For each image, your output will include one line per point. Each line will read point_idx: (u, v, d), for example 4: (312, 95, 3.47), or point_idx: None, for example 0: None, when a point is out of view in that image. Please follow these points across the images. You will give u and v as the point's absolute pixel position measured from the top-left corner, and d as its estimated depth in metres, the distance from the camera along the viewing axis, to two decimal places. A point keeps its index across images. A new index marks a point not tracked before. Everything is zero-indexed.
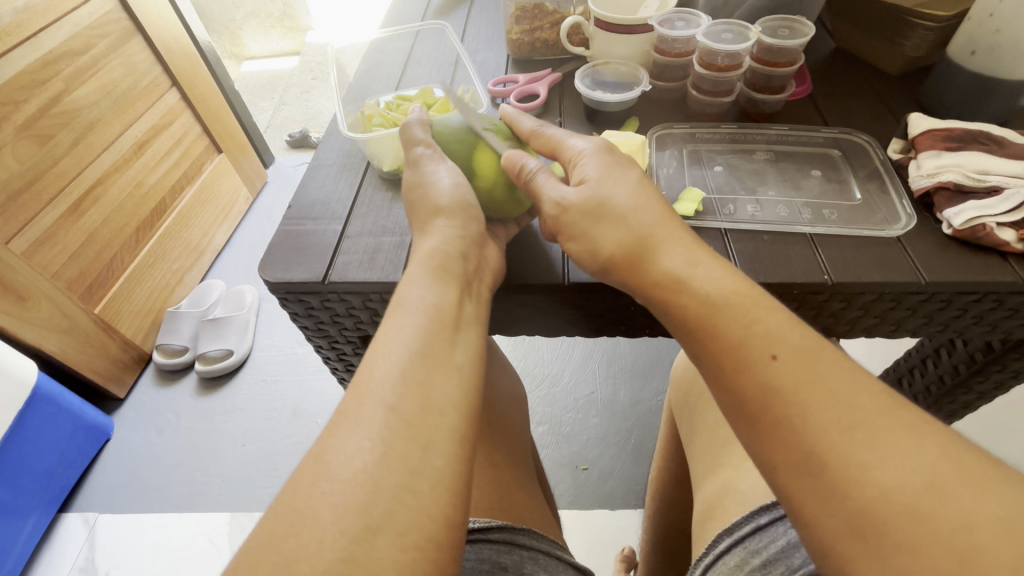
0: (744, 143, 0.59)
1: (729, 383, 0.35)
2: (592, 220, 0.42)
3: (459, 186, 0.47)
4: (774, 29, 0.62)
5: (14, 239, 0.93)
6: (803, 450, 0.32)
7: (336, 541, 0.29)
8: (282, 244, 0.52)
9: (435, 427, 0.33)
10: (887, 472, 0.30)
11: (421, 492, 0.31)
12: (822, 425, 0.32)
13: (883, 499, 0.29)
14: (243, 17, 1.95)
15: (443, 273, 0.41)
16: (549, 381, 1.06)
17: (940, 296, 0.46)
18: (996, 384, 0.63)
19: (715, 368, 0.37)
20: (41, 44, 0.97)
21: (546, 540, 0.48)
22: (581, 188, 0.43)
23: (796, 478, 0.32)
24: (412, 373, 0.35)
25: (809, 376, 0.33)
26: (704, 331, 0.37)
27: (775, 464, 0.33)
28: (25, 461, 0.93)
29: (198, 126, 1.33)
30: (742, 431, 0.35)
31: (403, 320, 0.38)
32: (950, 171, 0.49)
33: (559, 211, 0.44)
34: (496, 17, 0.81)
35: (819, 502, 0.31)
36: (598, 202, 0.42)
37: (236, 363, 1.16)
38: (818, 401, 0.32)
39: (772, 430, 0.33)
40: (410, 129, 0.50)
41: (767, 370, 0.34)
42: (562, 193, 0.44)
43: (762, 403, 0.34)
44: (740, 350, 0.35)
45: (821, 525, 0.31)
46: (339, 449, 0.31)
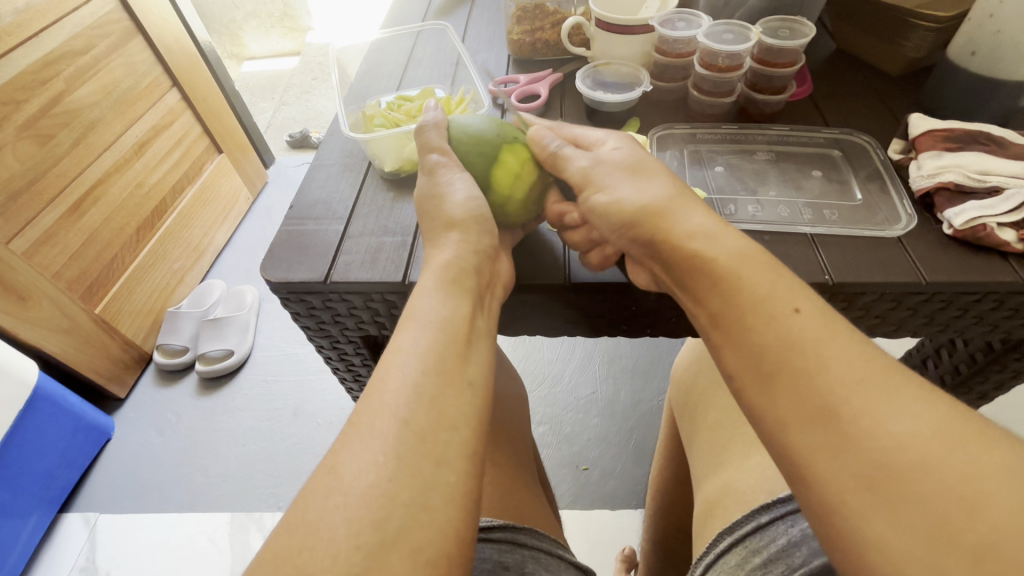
0: (744, 143, 0.59)
1: (747, 340, 0.36)
2: (627, 177, 0.44)
3: (473, 198, 0.46)
4: (774, 30, 0.62)
5: (15, 239, 0.93)
6: (817, 401, 0.32)
7: (350, 555, 0.29)
8: (283, 244, 0.52)
9: (448, 444, 0.33)
10: (899, 423, 0.30)
11: (434, 508, 0.31)
12: (839, 376, 0.32)
13: (895, 449, 0.29)
14: (243, 17, 1.95)
15: (457, 287, 0.41)
16: (550, 381, 1.06)
17: (940, 296, 0.47)
18: (996, 385, 0.63)
19: (733, 327, 0.37)
20: (42, 44, 0.97)
21: (548, 539, 0.49)
22: (616, 150, 0.46)
23: (807, 429, 0.32)
24: (426, 388, 0.35)
25: (828, 334, 0.34)
26: (726, 293, 0.38)
27: (788, 415, 0.33)
28: (26, 461, 0.93)
29: (198, 126, 1.33)
30: (754, 387, 0.35)
31: (416, 332, 0.38)
32: (950, 171, 0.49)
33: (594, 167, 0.45)
34: (496, 17, 0.81)
35: (828, 453, 0.30)
36: (632, 164, 0.45)
37: (237, 363, 1.16)
38: (834, 355, 0.33)
39: (786, 383, 0.33)
40: (425, 135, 0.49)
41: (790, 323, 0.34)
42: (595, 155, 0.46)
43: (779, 356, 0.34)
44: (763, 306, 0.36)
45: (828, 475, 0.30)
46: (352, 463, 0.32)
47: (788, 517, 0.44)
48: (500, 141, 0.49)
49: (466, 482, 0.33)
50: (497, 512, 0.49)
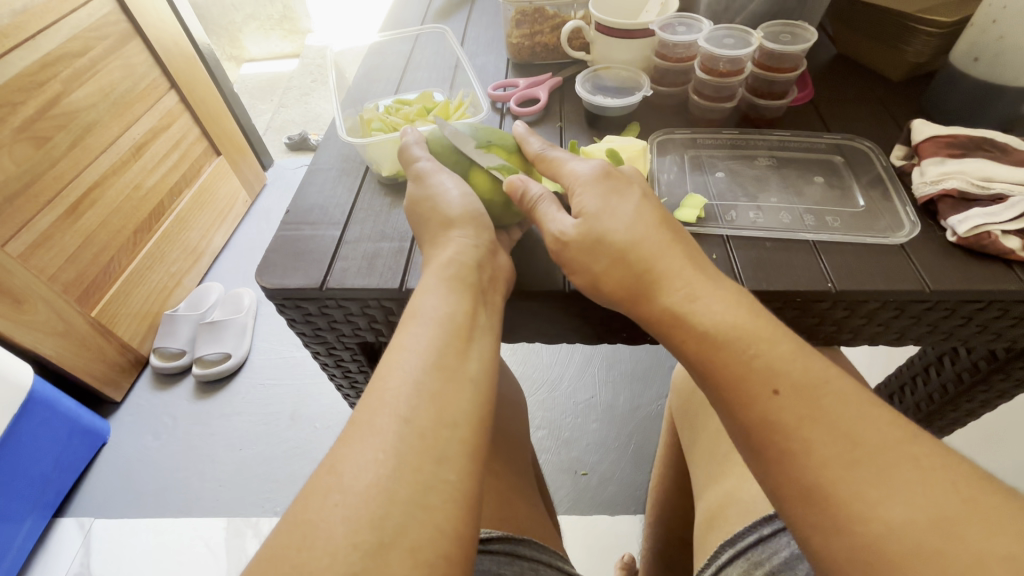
0: (745, 149, 0.59)
1: (732, 414, 0.35)
2: (592, 256, 0.42)
3: (466, 197, 0.46)
4: (775, 34, 0.62)
5: (11, 242, 0.92)
6: (806, 484, 0.31)
7: (348, 554, 0.28)
8: (279, 249, 0.52)
9: (448, 441, 0.33)
10: (891, 509, 0.29)
11: (433, 506, 0.30)
12: (824, 459, 0.31)
13: (888, 536, 0.29)
14: (242, 19, 1.95)
15: (458, 283, 0.41)
16: (548, 385, 1.06)
17: (943, 304, 0.46)
18: (999, 393, 0.62)
19: (717, 398, 0.36)
20: (39, 46, 0.96)
21: (548, 552, 0.48)
22: (580, 221, 0.43)
23: (802, 510, 0.32)
24: (427, 385, 0.34)
25: (810, 413, 0.33)
26: (705, 363, 0.37)
27: (783, 495, 0.33)
28: (21, 465, 0.92)
29: (196, 128, 1.32)
30: (750, 461, 0.35)
31: (417, 330, 0.38)
32: (953, 178, 0.49)
33: (559, 245, 0.44)
34: (496, 20, 0.81)
35: (823, 535, 0.31)
36: (597, 237, 0.42)
37: (234, 366, 1.15)
38: (823, 433, 0.32)
39: (775, 462, 0.33)
40: (408, 150, 0.50)
41: (768, 405, 0.34)
42: (561, 224, 0.43)
43: (765, 437, 0.33)
44: (741, 385, 0.35)
45: (826, 558, 0.31)
46: (351, 461, 0.31)
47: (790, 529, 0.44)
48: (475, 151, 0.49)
49: (466, 483, 0.32)
50: (495, 521, 0.48)
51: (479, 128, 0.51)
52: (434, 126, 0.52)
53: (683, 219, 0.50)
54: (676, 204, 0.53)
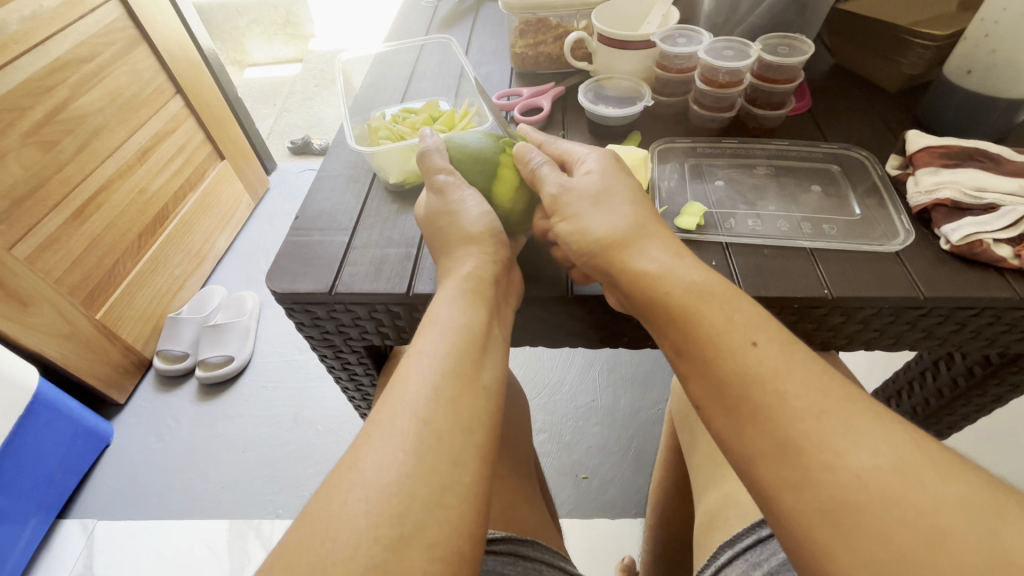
0: (745, 157, 0.60)
1: (709, 374, 0.37)
2: (592, 204, 0.44)
3: (485, 214, 0.47)
4: (773, 46, 0.63)
5: (18, 245, 0.94)
6: (779, 437, 0.33)
7: (371, 547, 0.29)
8: (288, 254, 0.53)
9: (464, 445, 0.34)
10: (858, 458, 0.30)
11: (448, 505, 0.31)
12: (796, 411, 0.33)
13: (853, 485, 0.30)
14: (246, 24, 1.96)
15: (475, 297, 0.42)
16: (550, 389, 1.07)
17: (938, 311, 0.47)
18: (993, 398, 0.63)
19: (694, 361, 0.38)
20: (47, 52, 0.98)
21: (550, 552, 0.49)
22: (586, 177, 0.46)
23: (774, 465, 0.32)
24: (444, 390, 0.35)
25: (785, 367, 0.34)
26: (685, 323, 0.38)
27: (754, 454, 0.33)
28: (26, 466, 0.93)
29: (201, 133, 1.33)
30: (718, 422, 0.36)
31: (436, 337, 0.39)
32: (946, 188, 0.50)
33: (560, 192, 0.46)
34: (499, 30, 0.83)
35: (793, 489, 0.31)
36: (600, 190, 0.45)
37: (237, 369, 1.16)
38: (795, 388, 0.34)
39: (749, 417, 0.34)
40: (430, 158, 0.49)
41: (747, 357, 0.35)
42: (565, 179, 0.46)
43: (741, 392, 0.35)
44: (721, 340, 0.36)
45: (793, 513, 0.31)
46: (373, 458, 0.32)
47: None
48: (496, 159, 0.50)
49: (479, 483, 0.33)
50: (498, 521, 0.50)
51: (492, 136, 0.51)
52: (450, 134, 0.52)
53: (683, 226, 0.52)
54: (677, 211, 0.54)
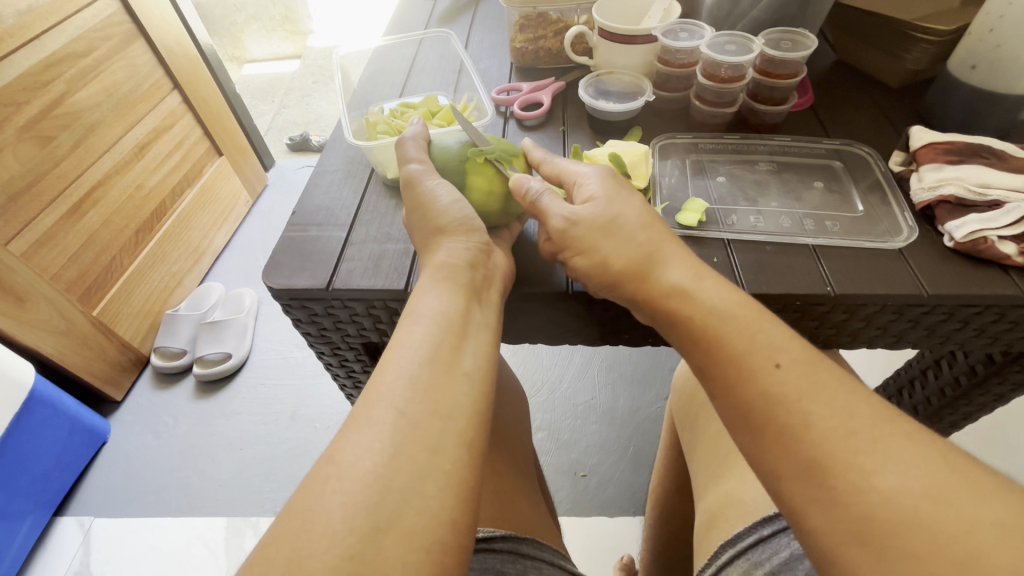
0: (746, 154, 0.60)
1: (732, 392, 0.36)
2: (602, 236, 0.42)
3: (457, 202, 0.47)
4: (776, 41, 0.63)
5: (14, 240, 0.93)
6: (805, 457, 0.32)
7: (346, 537, 0.29)
8: (285, 250, 0.52)
9: (443, 433, 0.33)
10: (886, 479, 0.30)
11: (427, 494, 0.31)
12: (822, 432, 0.32)
13: (882, 506, 0.29)
14: (244, 20, 1.95)
15: (451, 282, 0.42)
16: (549, 387, 1.06)
17: (941, 308, 0.47)
18: (996, 397, 0.63)
19: (718, 379, 0.37)
20: (44, 46, 0.97)
21: (549, 551, 0.48)
22: (591, 205, 0.44)
23: (799, 485, 0.32)
24: (422, 379, 0.35)
25: (810, 387, 0.34)
26: (709, 343, 0.38)
27: (780, 473, 0.33)
28: (22, 463, 0.92)
29: (199, 129, 1.33)
30: (744, 440, 0.36)
31: (414, 328, 0.38)
32: (951, 184, 0.49)
33: (567, 225, 0.43)
34: (499, 25, 0.82)
35: (821, 510, 0.31)
36: (609, 219, 0.43)
37: (235, 366, 1.15)
38: (819, 408, 0.33)
39: (775, 437, 0.33)
40: (403, 147, 0.51)
41: (770, 378, 0.35)
42: (570, 209, 0.44)
43: (766, 412, 0.34)
44: (744, 360, 0.36)
45: (823, 533, 0.31)
46: (349, 449, 0.32)
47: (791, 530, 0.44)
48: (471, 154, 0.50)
49: (468, 478, 0.33)
50: (497, 520, 0.49)
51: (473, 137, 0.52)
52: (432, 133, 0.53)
53: (685, 222, 0.51)
54: (678, 208, 0.54)
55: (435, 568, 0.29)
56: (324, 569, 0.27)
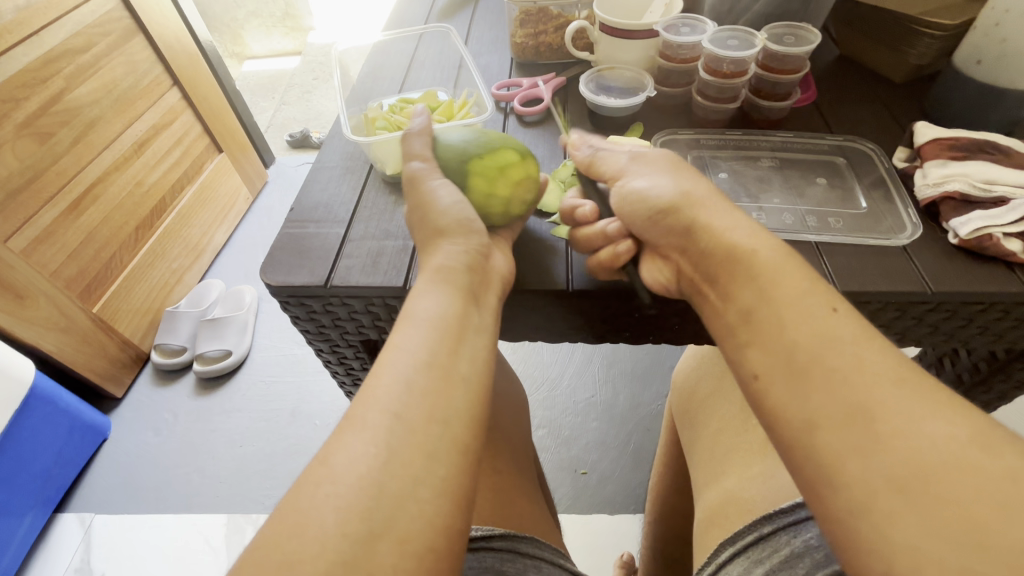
0: (748, 150, 0.59)
1: (779, 337, 0.36)
2: (668, 165, 0.47)
3: (457, 203, 0.46)
4: (779, 36, 0.62)
5: (14, 237, 0.93)
6: (852, 400, 0.31)
7: (337, 543, 0.28)
8: (283, 247, 0.52)
9: (438, 439, 0.33)
10: (933, 426, 0.29)
11: (422, 498, 0.31)
12: (875, 375, 0.32)
13: (930, 451, 0.29)
14: (244, 16, 1.95)
15: (448, 285, 0.40)
16: (549, 384, 1.06)
17: (946, 306, 0.46)
18: (999, 395, 0.63)
19: (765, 323, 0.37)
20: (42, 42, 0.96)
21: (548, 548, 0.48)
22: (648, 149, 0.50)
23: (839, 431, 0.31)
24: (418, 383, 0.34)
25: (862, 331, 0.34)
26: (762, 287, 0.38)
27: (817, 420, 0.32)
28: (23, 460, 0.92)
29: (199, 125, 1.32)
30: (780, 388, 0.34)
31: (411, 331, 0.37)
32: (955, 181, 0.49)
33: (634, 159, 0.48)
34: (500, 20, 0.81)
35: (861, 456, 0.30)
36: (668, 156, 0.48)
37: (235, 364, 1.15)
38: (871, 354, 0.33)
39: (819, 381, 0.33)
40: (408, 142, 0.50)
41: (827, 317, 0.35)
42: (632, 152, 0.49)
43: (815, 355, 0.34)
44: (800, 302, 0.36)
45: (856, 480, 0.29)
46: (343, 452, 0.31)
47: (791, 528, 0.44)
48: (476, 152, 0.49)
49: (463, 479, 0.32)
50: (495, 518, 0.49)
51: (479, 133, 0.51)
52: (438, 127, 0.52)
53: None
54: None
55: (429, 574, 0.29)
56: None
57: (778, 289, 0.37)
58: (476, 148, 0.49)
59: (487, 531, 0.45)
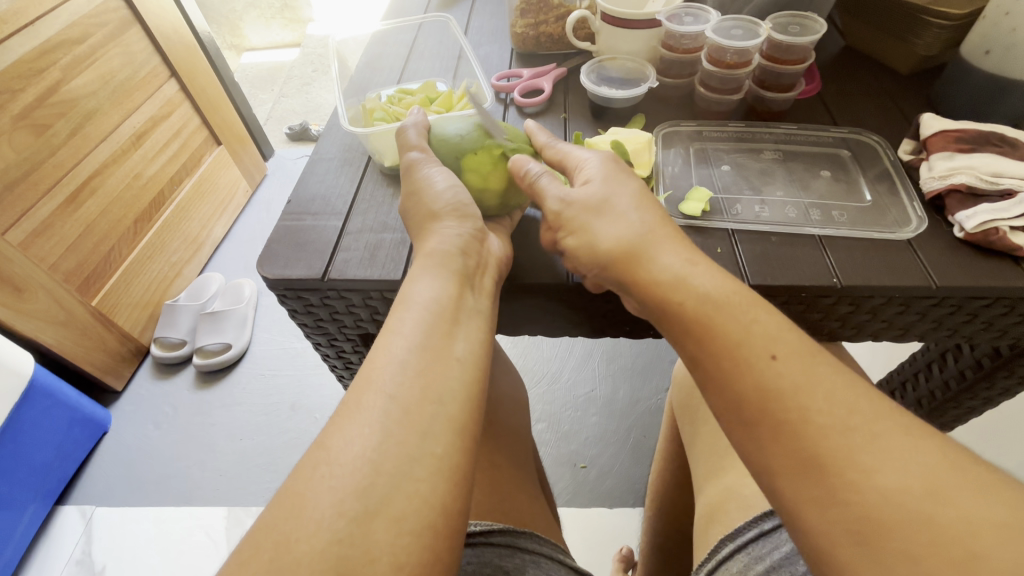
0: (751, 142, 0.58)
1: (726, 386, 0.35)
2: (594, 216, 0.42)
3: (453, 188, 0.46)
4: (784, 25, 0.61)
5: (12, 229, 0.92)
6: (801, 454, 0.31)
7: (334, 522, 0.28)
8: (281, 239, 0.51)
9: (434, 417, 0.32)
10: (887, 477, 0.29)
11: (418, 477, 0.30)
12: (821, 428, 0.31)
13: (883, 503, 0.28)
14: (243, 8, 1.93)
15: (444, 267, 0.40)
16: (548, 378, 1.06)
17: (950, 301, 0.46)
18: (1002, 390, 0.62)
19: (713, 371, 0.36)
20: (38, 33, 0.95)
21: (548, 544, 0.48)
22: (586, 187, 0.44)
23: (795, 481, 0.31)
24: (412, 363, 0.34)
25: (807, 380, 0.33)
26: (701, 337, 0.36)
27: (775, 470, 0.32)
28: (23, 452, 0.92)
29: (197, 117, 1.31)
30: (739, 437, 0.34)
31: (404, 315, 0.37)
32: (962, 173, 0.48)
33: (561, 207, 0.44)
34: (500, 10, 0.80)
35: (818, 507, 0.30)
36: (601, 200, 0.42)
37: (235, 357, 1.15)
38: (819, 403, 0.32)
39: (770, 433, 0.32)
40: (405, 134, 0.50)
41: (767, 371, 0.33)
42: (565, 191, 0.44)
43: (761, 406, 0.33)
44: (740, 351, 0.35)
45: (819, 531, 0.30)
46: (339, 436, 0.31)
47: None
48: (473, 147, 0.48)
49: (461, 472, 0.32)
50: (495, 513, 0.48)
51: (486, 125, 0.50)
52: (440, 121, 0.52)
53: (689, 212, 0.50)
54: (682, 196, 0.53)
55: (425, 558, 0.28)
56: (312, 553, 0.27)
57: None
58: (474, 139, 0.49)
59: (488, 526, 0.45)
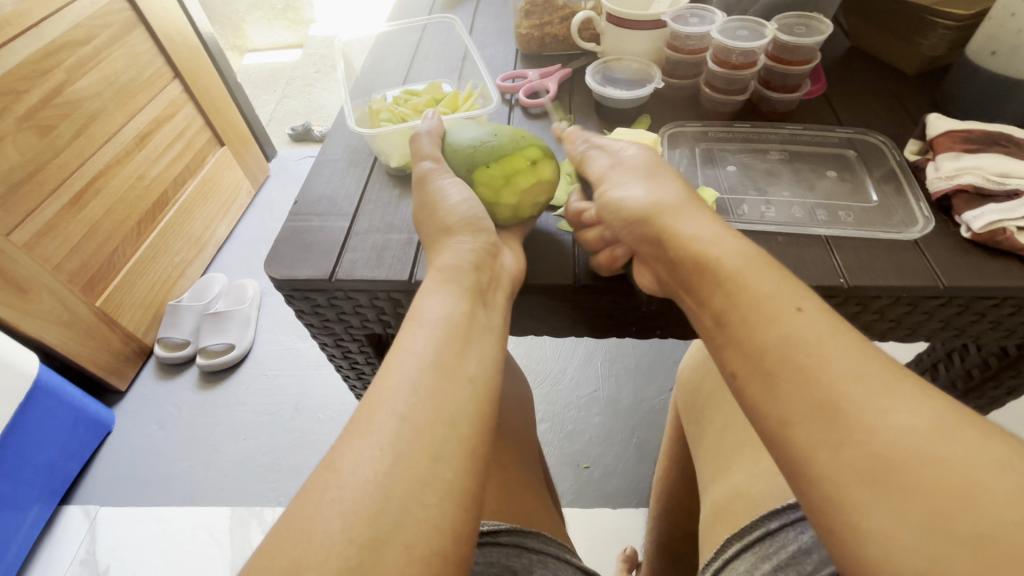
0: (757, 142, 0.58)
1: (747, 337, 0.35)
2: (642, 173, 0.46)
3: (466, 202, 0.46)
4: (790, 26, 0.61)
5: (16, 231, 0.92)
6: (817, 398, 0.31)
7: (344, 550, 0.28)
8: (288, 239, 0.51)
9: (445, 442, 0.32)
10: (898, 418, 0.29)
11: (427, 503, 0.30)
12: (838, 372, 0.31)
13: (894, 443, 0.28)
14: (245, 8, 1.93)
15: (456, 285, 0.40)
16: (552, 378, 1.06)
17: (957, 300, 0.46)
18: (1009, 390, 0.63)
19: (735, 322, 0.36)
20: (42, 35, 0.96)
21: (555, 544, 0.48)
22: (633, 154, 0.48)
23: (808, 425, 0.31)
24: (424, 384, 0.34)
25: (830, 334, 0.33)
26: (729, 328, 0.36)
27: (788, 416, 0.31)
28: (27, 453, 0.92)
29: (200, 119, 1.31)
30: (753, 387, 0.34)
31: (416, 332, 0.37)
32: (969, 173, 0.48)
33: (611, 167, 0.47)
34: (505, 11, 0.80)
35: (830, 449, 0.29)
36: (649, 164, 0.47)
37: (239, 357, 1.15)
38: (838, 352, 0.32)
39: (787, 378, 0.32)
40: (418, 141, 0.50)
41: (791, 320, 0.34)
42: (614, 158, 0.48)
43: (780, 354, 0.33)
44: (766, 304, 0.35)
45: (829, 472, 0.29)
46: (350, 457, 0.31)
47: (803, 523, 0.43)
48: (485, 157, 0.48)
49: (468, 483, 0.32)
50: (501, 514, 0.49)
51: (502, 133, 0.49)
52: (456, 127, 0.52)
53: None
54: None
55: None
56: None
57: (792, 283, 0.37)
58: (486, 149, 0.48)
59: (496, 526, 0.45)
